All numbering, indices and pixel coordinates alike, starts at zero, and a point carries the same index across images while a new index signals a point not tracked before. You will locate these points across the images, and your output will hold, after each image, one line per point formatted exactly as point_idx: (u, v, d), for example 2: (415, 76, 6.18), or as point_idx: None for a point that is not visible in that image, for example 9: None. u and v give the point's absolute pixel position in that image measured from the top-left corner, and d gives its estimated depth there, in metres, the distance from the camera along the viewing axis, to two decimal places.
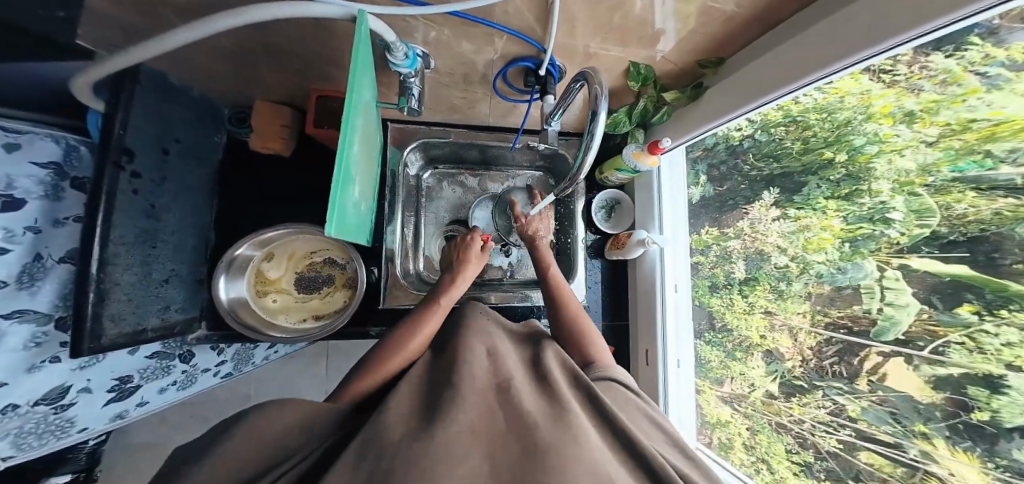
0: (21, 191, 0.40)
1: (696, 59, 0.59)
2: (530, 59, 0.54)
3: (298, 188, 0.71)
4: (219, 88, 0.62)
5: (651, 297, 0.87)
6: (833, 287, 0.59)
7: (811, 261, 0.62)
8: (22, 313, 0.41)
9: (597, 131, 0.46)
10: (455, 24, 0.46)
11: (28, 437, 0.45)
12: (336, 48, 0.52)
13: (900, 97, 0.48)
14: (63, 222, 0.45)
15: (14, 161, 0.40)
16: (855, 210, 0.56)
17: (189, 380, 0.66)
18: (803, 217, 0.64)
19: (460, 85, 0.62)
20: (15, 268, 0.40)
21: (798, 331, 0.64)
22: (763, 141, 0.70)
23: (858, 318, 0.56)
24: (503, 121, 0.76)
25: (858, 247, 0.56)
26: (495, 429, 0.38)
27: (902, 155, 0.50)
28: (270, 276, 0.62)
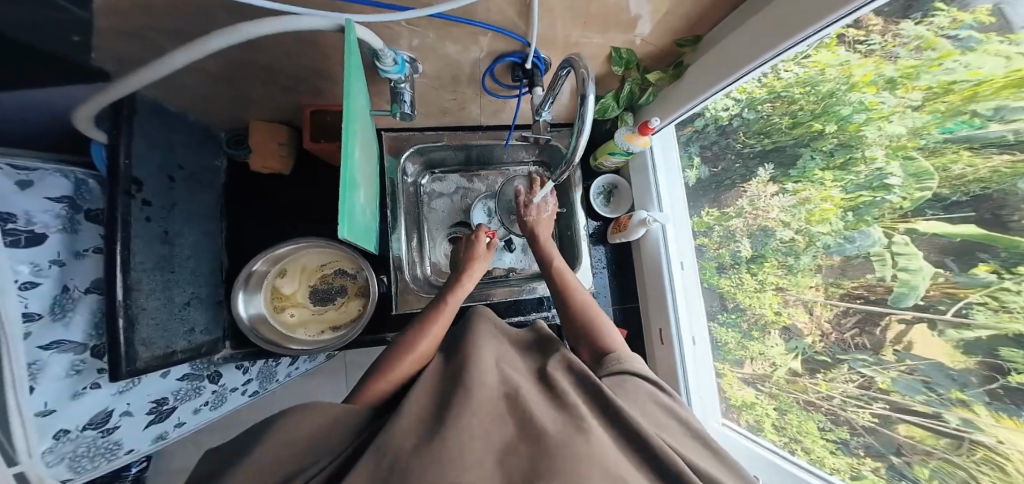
0: (41, 226, 0.42)
1: (673, 40, 0.61)
2: (516, 54, 0.57)
3: (300, 207, 0.73)
4: (218, 116, 0.64)
5: (657, 275, 0.88)
6: (843, 257, 0.59)
7: (816, 233, 0.63)
8: (61, 343, 0.43)
9: (588, 113, 0.47)
10: (440, 26, 0.48)
11: (83, 460, 0.47)
12: (327, 65, 0.54)
13: (879, 65, 0.50)
14: (84, 254, 0.47)
15: (26, 197, 0.41)
16: (853, 178, 0.57)
17: (220, 399, 0.67)
18: (802, 190, 0.65)
19: (450, 87, 0.65)
20: (48, 300, 0.42)
21: (813, 305, 0.64)
22: (751, 119, 0.73)
23: (873, 287, 0.55)
24: (495, 119, 0.79)
25: (862, 215, 0.56)
26: (503, 438, 0.37)
27: (890, 121, 0.51)
28: (285, 291, 0.63)
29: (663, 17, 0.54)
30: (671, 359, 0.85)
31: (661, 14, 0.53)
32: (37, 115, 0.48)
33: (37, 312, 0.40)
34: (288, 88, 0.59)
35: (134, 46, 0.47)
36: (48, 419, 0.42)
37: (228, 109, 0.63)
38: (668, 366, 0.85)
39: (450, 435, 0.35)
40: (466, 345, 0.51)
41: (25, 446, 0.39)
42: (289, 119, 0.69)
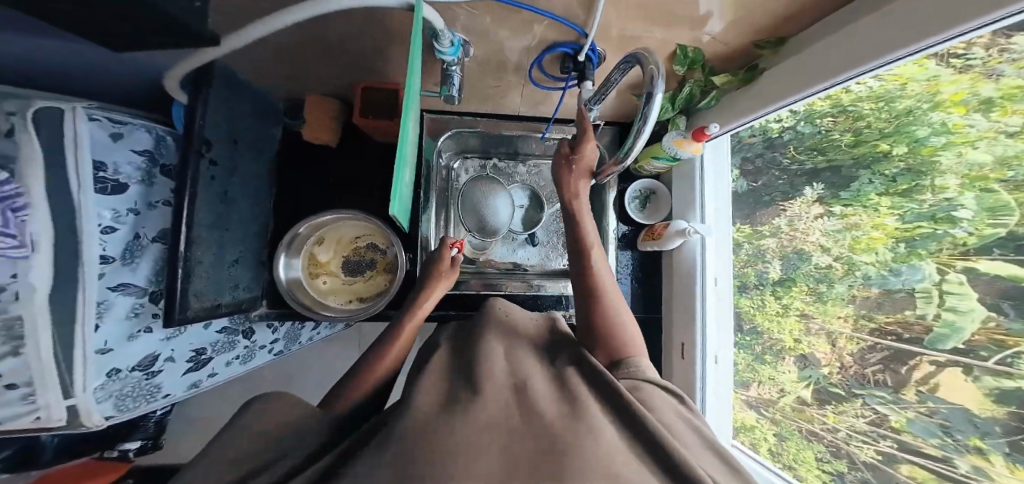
0: (123, 177, 0.47)
1: (752, 40, 0.56)
2: (569, 44, 0.53)
3: (335, 178, 0.74)
4: (275, 84, 0.64)
5: (688, 287, 0.82)
6: (883, 290, 0.55)
7: (858, 262, 0.58)
8: (128, 287, 0.47)
9: (651, 114, 0.44)
10: (496, 10, 0.46)
11: (127, 399, 0.52)
12: (386, 43, 0.53)
13: (976, 83, 0.43)
14: (155, 205, 0.52)
15: (117, 148, 0.47)
16: (914, 207, 0.51)
17: (250, 355, 0.72)
18: (851, 214, 0.60)
19: (494, 73, 0.63)
20: (121, 245, 0.46)
21: (838, 336, 0.61)
22: (807, 133, 0.67)
23: (909, 325, 0.52)
24: (534, 110, 0.77)
25: (915, 248, 0.51)
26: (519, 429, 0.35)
27: (974, 148, 0.45)
28: (321, 258, 0.66)
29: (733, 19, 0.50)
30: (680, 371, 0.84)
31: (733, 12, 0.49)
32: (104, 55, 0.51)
33: (112, 256, 0.45)
34: (342, 62, 0.58)
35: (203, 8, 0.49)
36: (107, 357, 0.46)
37: (288, 80, 0.63)
38: (672, 376, 0.85)
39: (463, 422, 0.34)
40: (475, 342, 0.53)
41: (81, 382, 0.45)
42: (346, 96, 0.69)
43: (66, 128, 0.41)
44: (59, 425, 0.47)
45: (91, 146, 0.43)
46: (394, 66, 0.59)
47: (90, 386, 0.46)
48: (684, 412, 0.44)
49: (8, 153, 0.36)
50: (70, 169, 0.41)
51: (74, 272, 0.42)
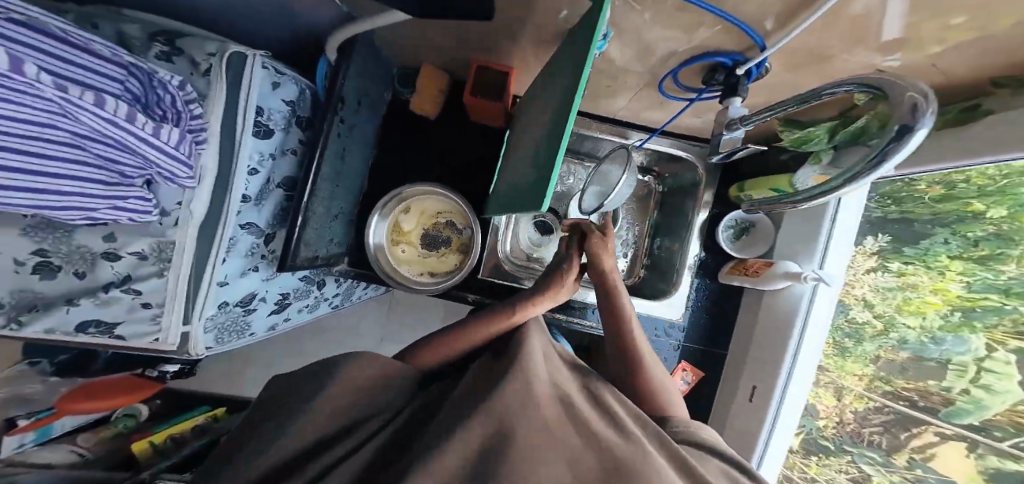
0: (272, 123, 0.51)
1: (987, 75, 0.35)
2: (731, 55, 0.44)
3: (417, 148, 0.71)
4: (398, 49, 0.62)
5: (775, 348, 0.58)
6: (913, 356, 0.55)
7: (899, 324, 0.55)
8: (252, 225, 0.52)
9: (897, 159, 0.23)
10: (666, 8, 0.37)
11: (223, 332, 0.55)
12: (523, 23, 0.47)
13: None
14: (285, 153, 0.55)
15: (273, 96, 0.50)
16: (987, 278, 0.47)
17: (316, 305, 0.75)
18: (909, 274, 0.54)
19: (617, 72, 0.56)
20: (256, 187, 0.51)
21: (846, 392, 0.60)
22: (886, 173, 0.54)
23: (929, 395, 0.53)
24: (635, 116, 0.71)
25: (971, 319, 0.48)
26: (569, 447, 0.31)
27: None
28: (404, 228, 0.66)
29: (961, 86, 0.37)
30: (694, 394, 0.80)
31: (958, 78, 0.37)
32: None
33: (250, 196, 0.50)
34: (468, 41, 0.55)
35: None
36: (224, 288, 0.51)
37: (410, 49, 0.61)
38: None
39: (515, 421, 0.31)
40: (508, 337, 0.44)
41: (200, 309, 0.49)
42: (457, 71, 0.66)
43: (243, 73, 0.45)
44: (170, 352, 0.50)
45: (259, 93, 0.47)
46: (518, 46, 0.54)
47: (205, 316, 0.50)
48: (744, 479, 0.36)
49: (202, 92, 0.43)
50: (237, 113, 0.45)
51: (220, 208, 0.47)
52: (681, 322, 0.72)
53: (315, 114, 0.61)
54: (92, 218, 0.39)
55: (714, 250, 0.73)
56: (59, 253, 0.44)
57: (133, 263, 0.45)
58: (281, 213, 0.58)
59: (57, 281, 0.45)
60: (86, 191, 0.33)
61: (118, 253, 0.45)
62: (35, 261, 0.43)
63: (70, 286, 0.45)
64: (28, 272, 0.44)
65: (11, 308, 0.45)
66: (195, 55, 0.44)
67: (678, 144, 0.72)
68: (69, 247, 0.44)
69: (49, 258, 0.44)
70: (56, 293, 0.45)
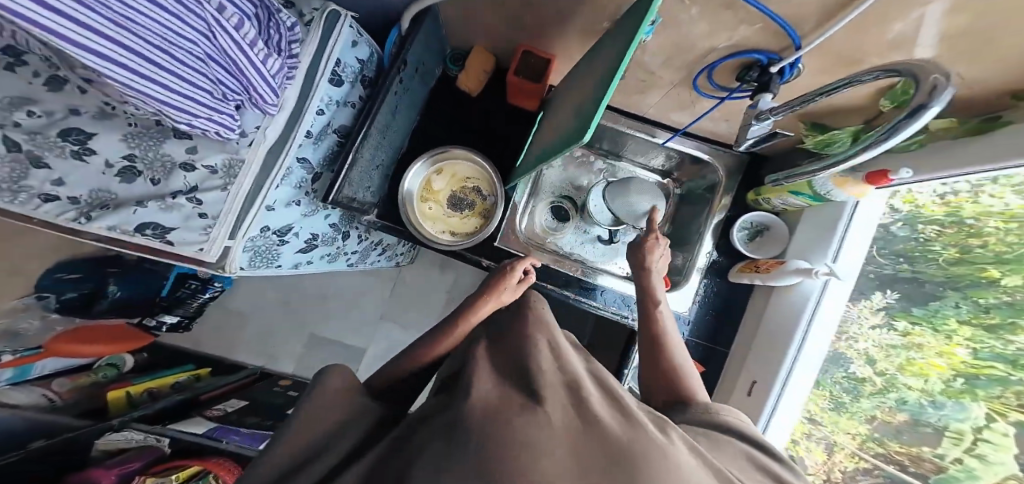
0: (344, 75, 0.56)
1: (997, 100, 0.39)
2: (766, 53, 0.47)
3: (457, 126, 0.73)
4: (455, 29, 0.67)
5: (779, 342, 0.61)
6: (911, 418, 0.56)
7: (900, 382, 0.58)
8: (306, 161, 0.56)
9: (907, 129, 0.31)
10: (714, 5, 0.42)
11: (256, 256, 0.57)
12: (575, 12, 0.51)
13: None
14: (346, 103, 0.60)
15: (352, 51, 0.55)
16: (996, 346, 0.49)
17: (336, 257, 0.78)
18: (915, 334, 0.57)
19: (655, 67, 0.59)
20: (318, 127, 0.55)
21: (839, 449, 0.61)
22: (898, 236, 0.61)
23: (919, 461, 0.55)
24: (664, 116, 0.74)
25: (974, 387, 0.50)
26: (573, 427, 0.22)
27: None
28: (434, 187, 0.70)
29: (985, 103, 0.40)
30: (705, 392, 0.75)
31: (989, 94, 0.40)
32: None
33: (311, 133, 0.54)
34: (520, 26, 0.59)
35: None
36: (269, 213, 0.54)
37: (466, 29, 0.66)
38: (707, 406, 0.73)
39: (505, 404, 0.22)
40: (512, 340, 0.39)
41: (246, 227, 0.52)
42: (503, 54, 0.71)
43: (336, 28, 0.51)
44: (207, 263, 0.52)
45: (342, 47, 0.52)
46: (567, 35, 0.58)
47: (247, 235, 0.53)
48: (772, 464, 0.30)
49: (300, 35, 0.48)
50: (322, 60, 0.51)
51: (286, 138, 0.52)
52: (688, 315, 0.74)
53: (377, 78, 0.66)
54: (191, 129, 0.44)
55: (729, 251, 0.75)
56: (145, 160, 0.50)
57: (203, 176, 0.50)
58: (331, 156, 0.62)
59: (133, 185, 0.50)
60: (193, 97, 0.40)
61: (194, 165, 0.50)
62: (122, 165, 0.50)
63: (144, 191, 0.50)
64: (112, 174, 0.50)
65: (87, 204, 0.50)
66: (302, 6, 0.50)
67: (702, 146, 0.75)
68: (155, 155, 0.50)
69: (134, 163, 0.50)
70: (128, 196, 0.50)
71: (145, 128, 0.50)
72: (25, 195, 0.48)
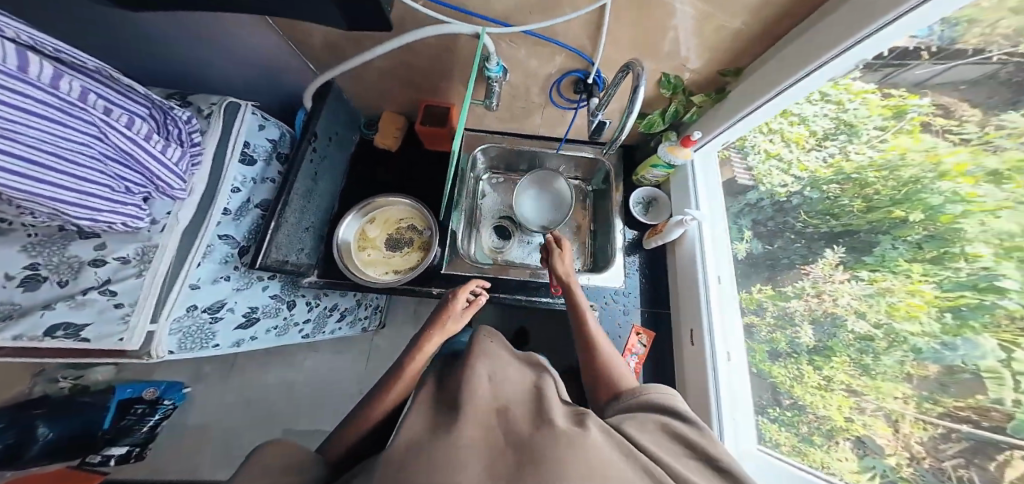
0: (255, 154, 0.66)
1: (717, 69, 0.61)
2: (580, 71, 0.65)
3: (383, 185, 0.85)
4: (366, 99, 0.85)
5: (692, 290, 0.73)
6: (941, 368, 0.42)
7: (903, 333, 0.46)
8: (229, 238, 0.61)
9: (635, 103, 0.46)
10: (531, 44, 0.61)
11: (187, 338, 0.59)
12: (452, 65, 0.70)
13: (977, 154, 0.41)
14: (264, 180, 0.68)
15: (259, 133, 0.66)
16: (950, 276, 0.42)
17: (284, 329, 0.80)
18: (880, 280, 0.49)
19: (523, 95, 0.76)
20: (239, 203, 0.62)
21: (898, 418, 0.45)
22: (815, 199, 0.62)
23: (986, 413, 0.38)
24: (552, 132, 0.91)
25: (965, 320, 0.40)
26: (493, 442, 0.29)
27: (998, 217, 0.38)
28: (369, 235, 0.78)
29: (720, 64, 0.60)
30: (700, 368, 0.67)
31: (721, 61, 0.59)
32: (237, 72, 0.72)
33: (230, 210, 0.61)
34: (413, 86, 0.77)
35: (323, 47, 0.66)
36: (194, 292, 0.57)
37: (375, 99, 0.84)
38: (698, 384, 0.67)
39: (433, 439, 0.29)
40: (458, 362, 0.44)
41: (168, 308, 0.54)
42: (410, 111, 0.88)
43: (236, 118, 0.62)
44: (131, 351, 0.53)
45: (248, 132, 0.64)
46: (451, 85, 0.76)
47: (171, 316, 0.55)
48: (688, 430, 0.37)
49: (203, 128, 0.59)
50: (228, 144, 0.61)
51: (202, 219, 0.58)
52: (624, 288, 0.80)
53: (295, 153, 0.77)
54: (96, 225, 0.48)
55: (637, 225, 0.85)
56: (49, 265, 0.52)
57: (115, 268, 0.53)
58: (257, 232, 0.67)
59: (39, 291, 0.51)
60: (94, 192, 0.43)
61: (104, 259, 0.53)
62: (25, 275, 0.51)
63: (51, 295, 0.51)
64: (14, 286, 0.50)
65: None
66: (201, 104, 0.62)
67: (586, 147, 0.92)
68: (60, 258, 0.52)
69: (38, 271, 0.51)
70: (34, 302, 0.50)
71: (47, 236, 0.53)
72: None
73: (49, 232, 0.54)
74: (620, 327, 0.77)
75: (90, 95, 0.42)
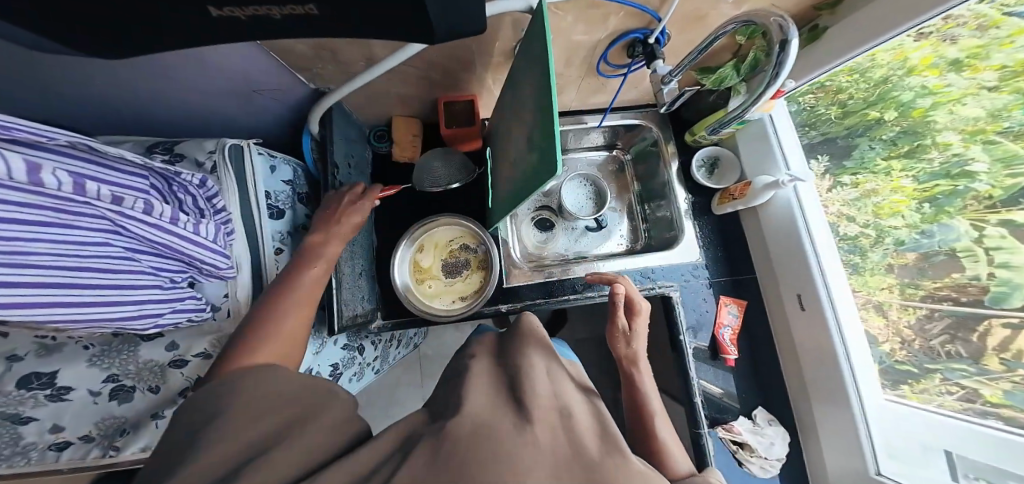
0: (280, 203, 0.57)
1: (811, 5, 0.54)
2: (639, 31, 0.56)
3: (417, 201, 0.75)
4: (369, 112, 0.72)
5: (796, 259, 0.69)
6: (919, 255, 0.56)
7: (887, 227, 0.60)
8: None
9: (788, 61, 0.46)
10: (583, 8, 0.48)
11: None
12: (480, 54, 0.57)
13: (937, 47, 0.49)
14: (297, 230, 0.61)
15: (273, 177, 0.56)
16: (925, 167, 0.54)
17: (361, 372, 0.75)
18: (864, 182, 0.63)
19: (561, 71, 0.65)
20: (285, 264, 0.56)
21: (888, 307, 0.60)
22: (795, 111, 0.72)
23: (964, 288, 0.50)
24: (586, 105, 0.80)
25: (942, 206, 0.52)
26: (560, 454, 0.28)
27: (962, 104, 0.48)
28: (424, 265, 0.71)
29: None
30: (819, 326, 0.66)
31: None
32: (214, 108, 0.57)
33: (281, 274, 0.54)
34: (432, 84, 0.64)
35: (316, 55, 0.52)
36: None
37: (381, 108, 0.71)
38: (810, 335, 0.68)
39: (504, 428, 0.29)
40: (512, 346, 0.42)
41: None
42: (423, 112, 0.75)
43: (245, 162, 0.51)
44: None
45: (262, 177, 0.53)
46: (475, 75, 0.64)
47: None
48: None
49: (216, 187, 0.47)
50: (250, 199, 0.50)
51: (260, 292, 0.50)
52: (701, 260, 0.79)
53: (313, 189, 0.67)
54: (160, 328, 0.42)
55: (698, 190, 0.82)
56: (128, 374, 0.44)
57: (201, 364, 0.46)
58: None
59: (134, 401, 0.45)
60: (139, 297, 0.36)
61: (184, 358, 0.45)
62: (111, 388, 0.44)
63: (149, 402, 0.46)
64: (106, 400, 0.44)
65: (101, 439, 0.45)
66: (197, 155, 0.48)
67: (627, 114, 0.83)
68: (137, 365, 0.44)
69: (122, 381, 0.44)
70: (138, 412, 0.46)
71: (107, 344, 0.43)
72: (34, 452, 0.43)
73: (108, 338, 0.44)
74: (706, 301, 0.78)
75: (87, 183, 0.31)
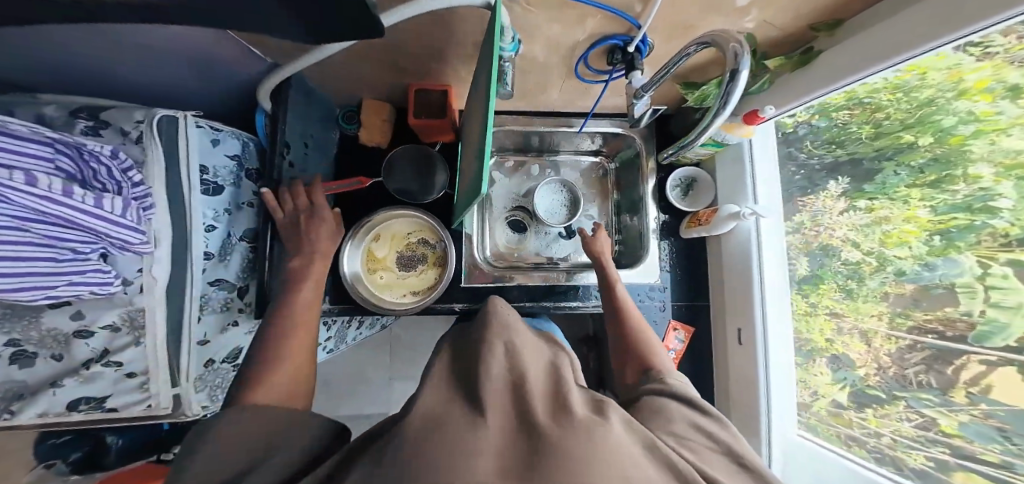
0: (219, 180, 0.55)
1: (807, 24, 0.48)
2: (620, 37, 0.50)
3: (378, 188, 0.72)
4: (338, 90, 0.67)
5: (744, 302, 0.67)
6: (918, 287, 0.50)
7: (891, 257, 0.52)
8: (221, 282, 0.57)
9: (735, 92, 0.38)
10: (554, 7, 0.43)
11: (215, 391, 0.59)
12: (447, 44, 0.52)
13: (1000, 69, 0.39)
14: (241, 207, 0.60)
15: (214, 153, 0.55)
16: (947, 198, 0.46)
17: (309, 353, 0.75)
18: (878, 208, 0.54)
19: (538, 69, 0.60)
20: (219, 243, 0.55)
21: (873, 335, 0.55)
22: (823, 127, 0.62)
23: (952, 322, 0.46)
24: (571, 107, 0.75)
25: (954, 240, 0.45)
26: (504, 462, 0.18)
27: (1007, 135, 0.40)
28: (378, 255, 0.70)
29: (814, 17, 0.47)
30: (751, 364, 0.66)
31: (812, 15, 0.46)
32: (158, 73, 0.54)
33: (212, 253, 0.54)
34: (399, 69, 0.60)
35: None
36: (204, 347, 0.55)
37: (350, 88, 0.66)
38: (744, 375, 0.67)
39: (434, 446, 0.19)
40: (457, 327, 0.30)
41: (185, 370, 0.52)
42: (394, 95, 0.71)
43: (179, 135, 0.49)
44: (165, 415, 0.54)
45: (198, 151, 0.51)
46: (448, 65, 0.58)
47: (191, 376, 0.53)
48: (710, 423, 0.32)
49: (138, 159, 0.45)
50: (181, 174, 0.49)
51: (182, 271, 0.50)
52: (660, 283, 0.78)
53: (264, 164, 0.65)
54: (60, 299, 0.41)
55: (671, 210, 0.79)
56: (30, 341, 0.45)
57: (107, 337, 0.47)
58: (249, 267, 0.62)
59: (36, 367, 0.46)
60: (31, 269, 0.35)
61: (89, 330, 0.46)
62: (12, 352, 0.45)
63: (53, 369, 0.47)
64: (7, 364, 0.45)
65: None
66: (123, 123, 0.46)
67: (614, 121, 0.78)
68: (39, 332, 0.45)
69: (23, 347, 0.45)
70: (39, 379, 0.47)
71: (9, 307, 0.43)
72: None
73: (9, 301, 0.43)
74: (656, 323, 0.78)
75: None
